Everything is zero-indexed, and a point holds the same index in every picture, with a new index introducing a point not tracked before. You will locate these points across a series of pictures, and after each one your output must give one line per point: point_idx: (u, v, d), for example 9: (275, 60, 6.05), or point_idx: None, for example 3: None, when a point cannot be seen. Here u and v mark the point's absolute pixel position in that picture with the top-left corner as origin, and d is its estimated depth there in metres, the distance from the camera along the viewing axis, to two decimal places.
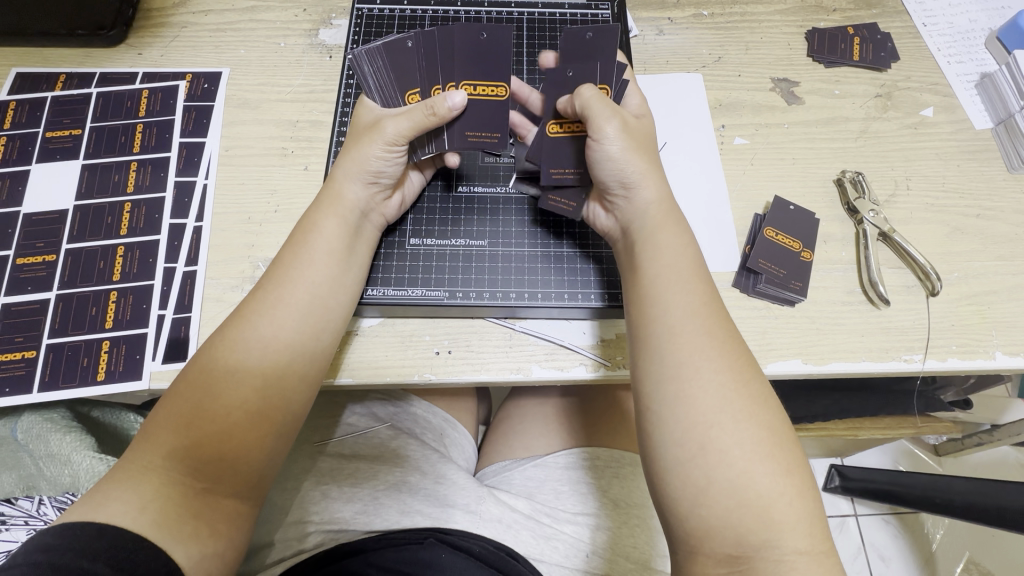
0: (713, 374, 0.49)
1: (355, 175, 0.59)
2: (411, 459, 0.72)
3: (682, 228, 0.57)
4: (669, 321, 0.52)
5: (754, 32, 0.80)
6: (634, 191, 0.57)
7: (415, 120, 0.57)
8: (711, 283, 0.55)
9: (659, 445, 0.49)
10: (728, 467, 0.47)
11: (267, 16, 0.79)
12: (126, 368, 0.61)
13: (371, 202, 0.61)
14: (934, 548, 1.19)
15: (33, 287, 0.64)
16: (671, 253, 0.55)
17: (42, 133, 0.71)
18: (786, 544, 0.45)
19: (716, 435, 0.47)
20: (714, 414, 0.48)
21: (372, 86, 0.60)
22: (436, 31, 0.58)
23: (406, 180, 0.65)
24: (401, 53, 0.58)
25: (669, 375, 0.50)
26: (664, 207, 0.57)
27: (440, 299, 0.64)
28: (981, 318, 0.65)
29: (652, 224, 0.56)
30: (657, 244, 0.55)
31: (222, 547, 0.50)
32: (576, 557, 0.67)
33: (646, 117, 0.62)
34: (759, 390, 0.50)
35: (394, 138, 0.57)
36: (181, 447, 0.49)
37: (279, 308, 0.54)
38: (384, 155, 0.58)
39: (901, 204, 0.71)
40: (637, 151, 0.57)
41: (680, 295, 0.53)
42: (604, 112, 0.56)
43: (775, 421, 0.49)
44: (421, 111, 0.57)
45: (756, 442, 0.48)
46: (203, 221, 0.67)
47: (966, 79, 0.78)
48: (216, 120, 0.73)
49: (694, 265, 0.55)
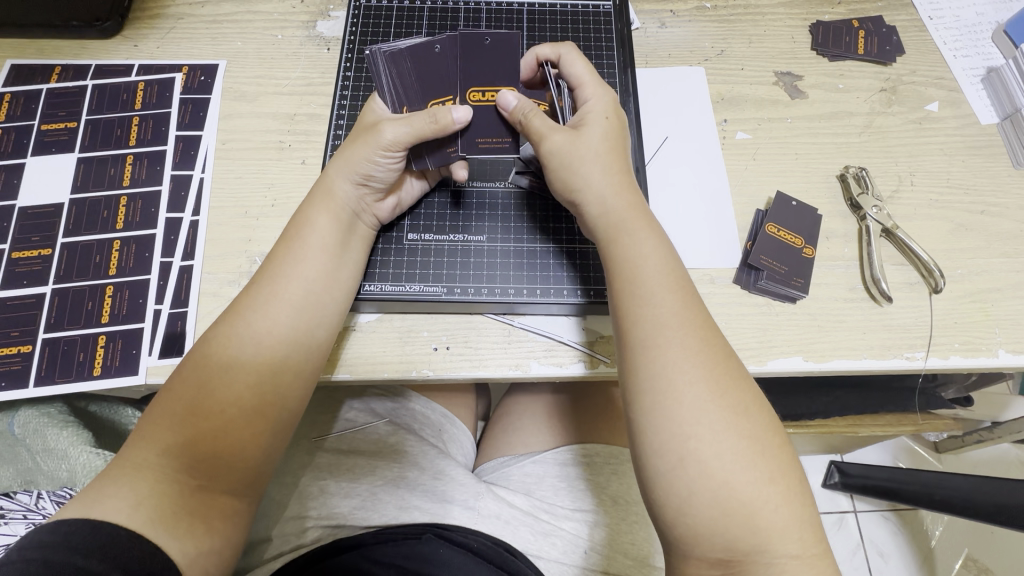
0: (692, 385, 0.48)
1: (346, 170, 0.58)
2: (411, 455, 0.71)
3: (655, 231, 0.56)
4: (640, 330, 0.51)
5: (758, 25, 0.79)
6: (584, 205, 0.57)
7: (414, 127, 0.55)
8: (691, 287, 0.54)
9: (642, 452, 0.49)
10: (709, 475, 0.46)
11: (266, 7, 0.78)
12: (122, 362, 0.61)
13: (362, 201, 0.60)
14: (933, 544, 1.19)
15: (29, 281, 0.64)
16: (636, 260, 0.54)
17: (39, 125, 0.71)
18: (777, 549, 0.45)
19: (697, 445, 0.47)
20: (694, 424, 0.47)
21: (386, 85, 0.57)
22: (519, 36, 0.55)
23: (404, 184, 0.64)
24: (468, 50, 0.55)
25: (646, 385, 0.49)
26: (624, 213, 0.56)
27: (438, 295, 0.63)
28: (984, 315, 0.64)
29: (612, 231, 0.56)
30: (623, 249, 0.55)
31: (219, 544, 0.50)
32: (575, 553, 0.67)
33: (596, 121, 0.58)
34: (739, 399, 0.49)
35: (390, 144, 0.56)
36: (173, 446, 0.49)
37: (271, 305, 0.54)
38: (378, 157, 0.57)
39: (904, 200, 0.70)
40: (586, 163, 0.56)
41: (646, 306, 0.52)
42: (535, 131, 0.57)
43: (758, 429, 0.48)
44: (423, 119, 0.55)
45: (739, 452, 0.47)
46: (199, 215, 0.67)
47: (972, 74, 0.76)
48: (213, 112, 0.72)
49: (670, 271, 0.54)
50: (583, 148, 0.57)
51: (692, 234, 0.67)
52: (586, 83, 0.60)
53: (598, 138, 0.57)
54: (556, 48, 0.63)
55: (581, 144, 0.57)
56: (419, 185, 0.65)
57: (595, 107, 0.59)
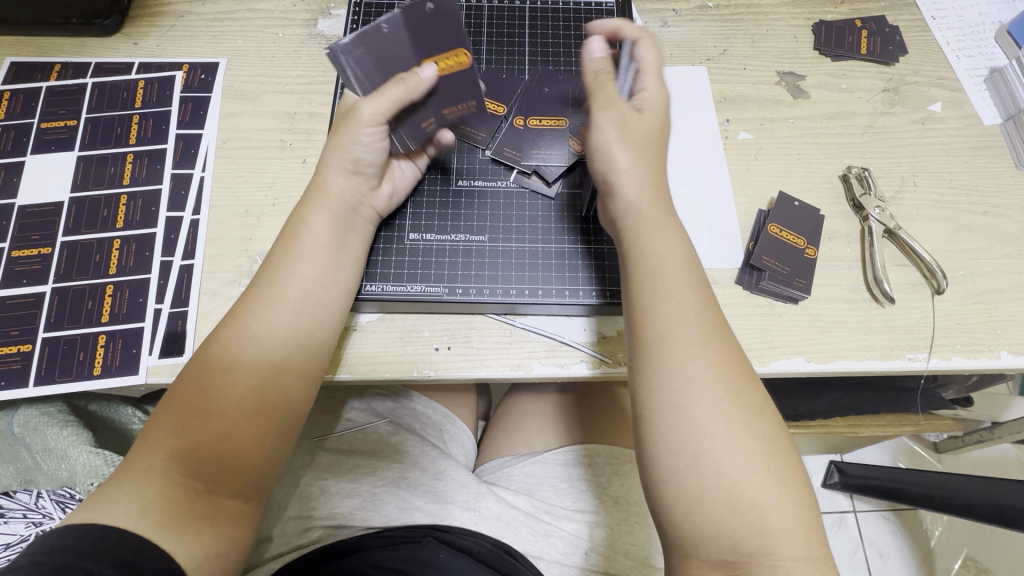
0: (703, 385, 0.48)
1: (336, 162, 0.57)
2: (411, 455, 0.71)
3: (673, 230, 0.55)
4: (661, 325, 0.51)
5: (761, 24, 0.79)
6: (618, 188, 0.56)
7: (389, 96, 0.54)
8: (707, 287, 0.53)
9: (648, 454, 0.49)
10: (717, 476, 0.46)
11: (267, 5, 0.78)
12: (123, 362, 0.61)
13: (359, 192, 0.59)
14: (932, 544, 1.19)
15: (29, 280, 0.64)
16: (661, 255, 0.53)
17: (38, 123, 0.70)
18: (782, 551, 0.45)
19: (709, 445, 0.47)
20: (705, 425, 0.47)
21: (350, 77, 0.54)
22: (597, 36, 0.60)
23: (394, 168, 0.64)
24: (416, 22, 0.52)
25: (662, 383, 0.49)
26: (644, 210, 0.55)
27: (440, 295, 0.63)
28: (986, 317, 0.64)
29: (642, 221, 0.55)
30: (644, 246, 0.54)
31: (226, 547, 0.49)
32: (576, 554, 0.67)
33: (652, 112, 0.58)
34: (751, 400, 0.49)
35: (372, 120, 0.55)
36: (178, 449, 0.49)
37: (274, 306, 0.53)
38: (363, 138, 0.56)
39: (907, 201, 0.70)
40: (628, 147, 0.56)
41: (669, 301, 0.51)
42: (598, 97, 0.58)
43: (768, 432, 0.48)
44: (393, 84, 0.54)
45: (749, 453, 0.47)
46: (199, 214, 0.67)
47: (976, 74, 0.76)
48: (214, 111, 0.72)
49: (688, 269, 0.53)
50: (632, 129, 0.56)
51: (693, 234, 0.67)
52: (650, 71, 0.59)
53: (647, 123, 0.58)
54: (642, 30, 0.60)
55: (634, 123, 0.57)
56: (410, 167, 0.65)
57: (654, 98, 0.59)
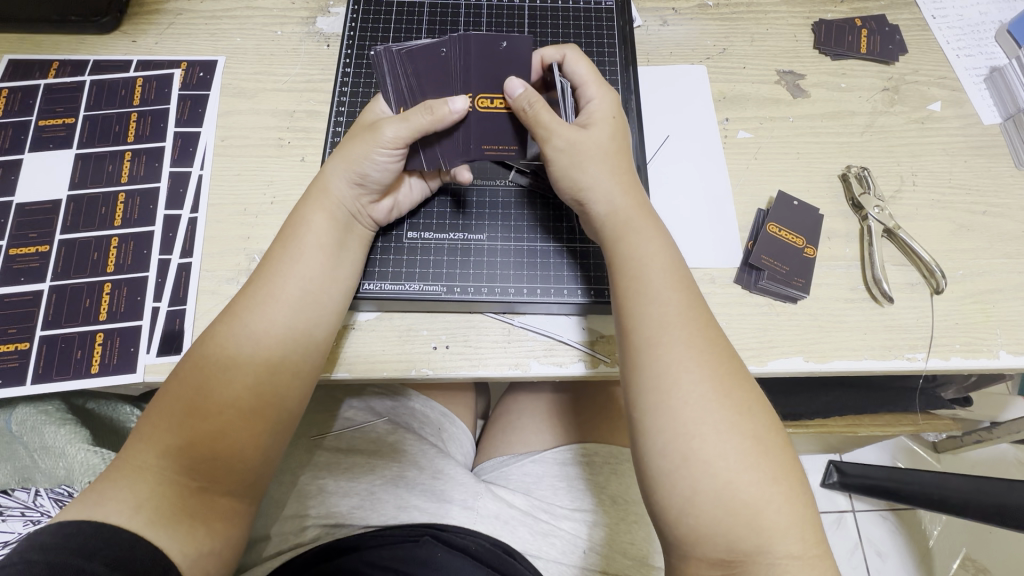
0: (695, 385, 0.48)
1: (343, 170, 0.57)
2: (410, 454, 0.71)
3: (654, 232, 0.56)
4: (644, 330, 0.51)
5: (761, 23, 0.79)
6: (590, 204, 0.56)
7: (413, 123, 0.54)
8: (693, 287, 0.54)
9: (642, 454, 0.49)
10: (710, 476, 0.46)
11: (265, 3, 0.78)
12: (120, 360, 0.60)
13: (359, 203, 0.59)
14: (930, 544, 1.19)
15: (25, 278, 0.64)
16: (642, 260, 0.54)
17: (35, 121, 0.70)
18: (777, 549, 0.45)
19: (700, 445, 0.47)
20: (697, 424, 0.47)
21: (389, 86, 0.57)
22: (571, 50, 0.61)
23: (403, 185, 0.63)
24: (488, 54, 0.55)
25: (650, 385, 0.49)
26: (622, 216, 0.56)
27: (438, 294, 0.63)
28: (985, 316, 0.64)
29: (619, 230, 0.55)
30: (628, 250, 0.55)
31: (219, 545, 0.49)
32: (574, 553, 0.67)
33: (602, 122, 0.58)
34: (743, 399, 0.49)
35: (393, 142, 0.55)
36: (173, 446, 0.49)
37: (269, 304, 0.53)
38: (378, 156, 0.56)
39: (907, 200, 0.69)
40: (591, 163, 0.56)
41: (652, 304, 0.52)
42: (541, 125, 0.55)
43: (761, 430, 0.48)
44: (420, 112, 0.54)
45: (742, 453, 0.47)
46: (197, 212, 0.66)
47: (975, 73, 0.76)
48: (212, 109, 0.72)
49: (672, 271, 0.54)
50: (587, 147, 0.56)
51: (691, 233, 0.67)
52: (589, 82, 0.59)
53: (600, 135, 0.57)
54: (560, 47, 0.60)
55: (588, 140, 0.56)
56: (419, 186, 0.64)
57: (601, 109, 0.59)
